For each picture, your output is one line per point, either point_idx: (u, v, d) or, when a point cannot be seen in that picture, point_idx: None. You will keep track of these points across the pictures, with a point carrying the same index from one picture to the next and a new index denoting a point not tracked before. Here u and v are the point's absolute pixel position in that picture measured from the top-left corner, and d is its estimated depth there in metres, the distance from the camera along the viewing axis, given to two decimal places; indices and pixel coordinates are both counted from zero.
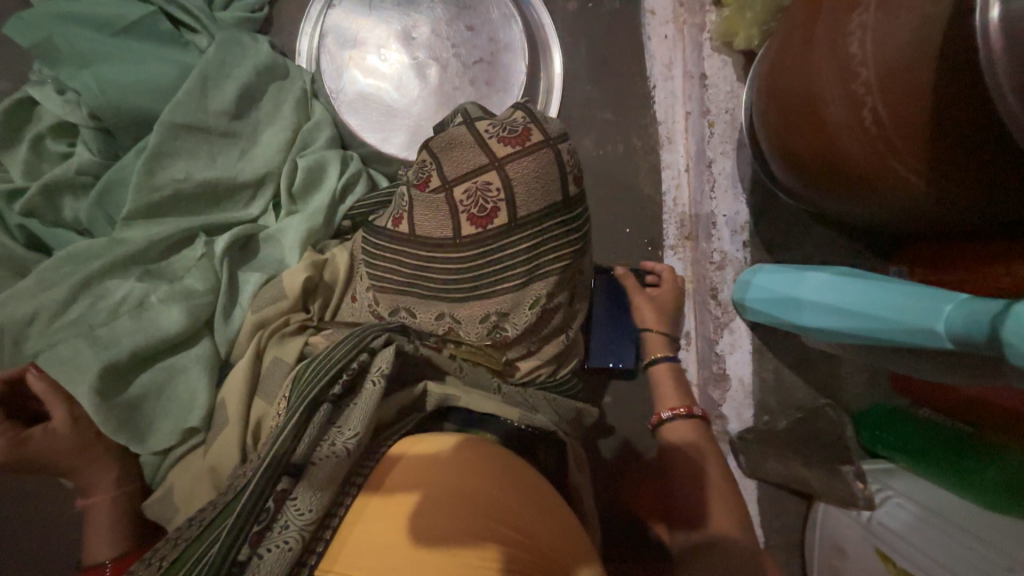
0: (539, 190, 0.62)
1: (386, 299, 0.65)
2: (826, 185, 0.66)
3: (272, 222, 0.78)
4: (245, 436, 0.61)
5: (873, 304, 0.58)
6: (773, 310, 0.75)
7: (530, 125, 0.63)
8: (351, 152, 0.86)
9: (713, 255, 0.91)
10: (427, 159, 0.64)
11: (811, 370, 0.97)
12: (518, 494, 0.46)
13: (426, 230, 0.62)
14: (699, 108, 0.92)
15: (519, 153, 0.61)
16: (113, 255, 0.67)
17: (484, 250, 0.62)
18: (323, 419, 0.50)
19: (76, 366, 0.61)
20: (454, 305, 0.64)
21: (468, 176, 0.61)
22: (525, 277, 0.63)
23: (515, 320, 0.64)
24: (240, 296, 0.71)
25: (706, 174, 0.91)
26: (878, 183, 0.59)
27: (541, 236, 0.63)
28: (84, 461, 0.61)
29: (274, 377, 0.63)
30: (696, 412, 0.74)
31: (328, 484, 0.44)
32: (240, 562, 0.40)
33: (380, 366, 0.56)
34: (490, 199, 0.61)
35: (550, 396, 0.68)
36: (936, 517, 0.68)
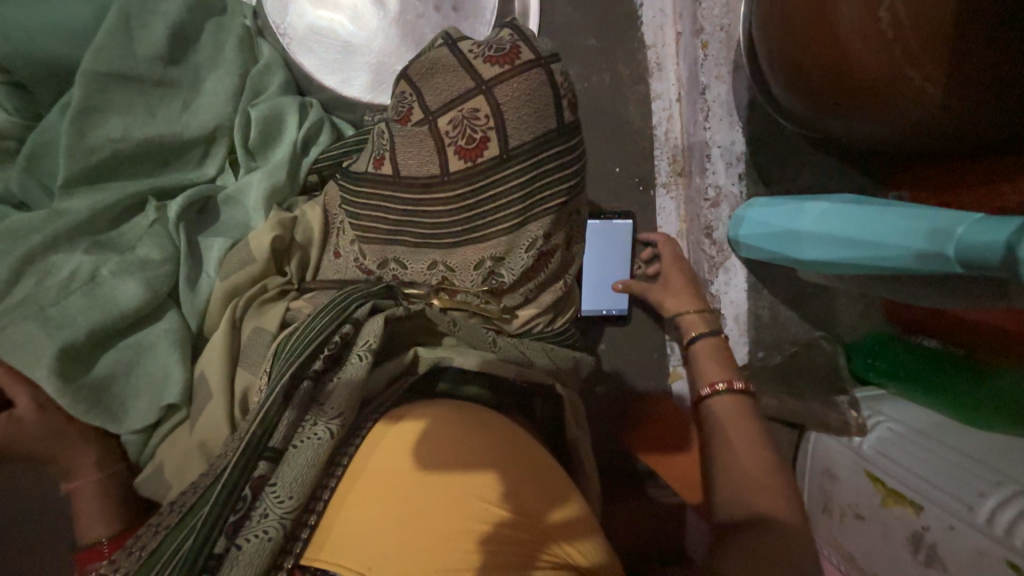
0: (532, 115, 0.54)
1: (373, 251, 0.61)
2: (831, 106, 0.61)
3: (231, 182, 0.72)
4: (230, 411, 0.57)
5: (879, 232, 0.54)
6: (769, 246, 0.72)
7: (518, 43, 0.54)
8: (310, 99, 0.78)
9: (707, 191, 0.85)
10: (407, 89, 0.55)
11: (805, 304, 0.96)
12: (500, 462, 0.46)
13: (410, 169, 0.55)
14: (691, 26, 0.83)
15: (508, 73, 0.53)
16: (53, 228, 0.60)
17: (471, 189, 0.55)
18: (302, 403, 0.48)
19: (31, 350, 0.55)
20: (446, 252, 0.59)
21: (453, 103, 0.53)
22: (520, 217, 0.57)
23: (511, 264, 0.59)
24: (205, 263, 0.67)
25: (700, 102, 0.83)
26: (890, 97, 0.55)
27: (537, 169, 0.56)
28: (61, 444, 0.58)
29: (256, 349, 0.60)
30: (737, 387, 0.66)
31: (310, 470, 0.44)
32: (218, 554, 0.41)
33: (367, 339, 0.52)
34: (478, 127, 0.53)
35: (547, 345, 0.66)
36: (928, 439, 0.71)
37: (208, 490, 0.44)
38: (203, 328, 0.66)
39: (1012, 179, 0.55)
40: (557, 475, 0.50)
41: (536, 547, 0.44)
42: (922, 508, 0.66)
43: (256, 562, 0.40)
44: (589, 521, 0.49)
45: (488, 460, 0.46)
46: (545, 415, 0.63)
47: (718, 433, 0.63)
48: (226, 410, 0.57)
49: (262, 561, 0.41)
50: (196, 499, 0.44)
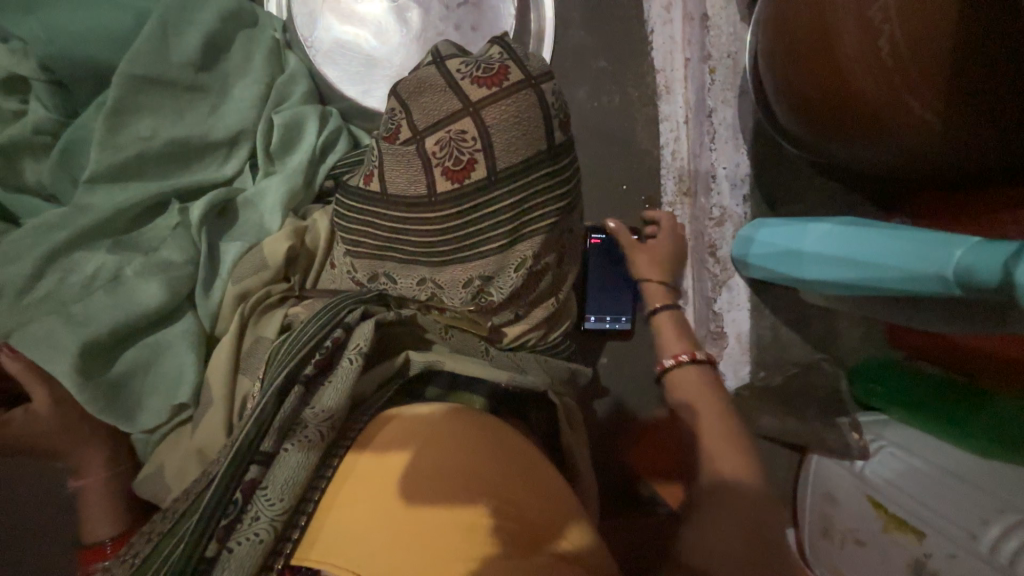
0: (520, 137, 0.55)
1: (363, 264, 0.62)
2: (833, 129, 0.63)
3: (250, 184, 0.73)
4: (229, 413, 0.59)
5: (879, 253, 0.56)
6: (773, 264, 0.73)
7: (507, 62, 0.56)
8: (330, 108, 0.81)
9: (713, 211, 0.87)
10: (397, 106, 0.57)
11: (807, 326, 0.96)
12: (494, 464, 0.46)
13: (398, 188, 0.57)
14: (699, 53, 0.86)
15: (496, 95, 0.54)
16: (78, 226, 0.62)
17: (459, 209, 0.56)
18: (292, 406, 0.49)
19: (55, 345, 0.57)
20: (433, 269, 0.60)
21: (440, 125, 0.55)
22: (510, 238, 0.58)
23: (500, 283, 0.60)
24: (221, 266, 0.67)
25: (706, 124, 0.85)
26: (891, 122, 0.57)
27: (527, 190, 0.57)
28: (70, 441, 0.59)
29: (258, 352, 0.61)
30: (700, 356, 0.66)
31: (299, 474, 0.45)
32: (209, 558, 0.42)
33: (358, 343, 0.53)
34: (465, 150, 0.54)
35: (541, 358, 0.66)
36: (932, 468, 0.70)
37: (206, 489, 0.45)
38: (216, 329, 0.66)
39: (1011, 210, 0.56)
40: (552, 480, 0.49)
41: (535, 552, 0.43)
42: (925, 535, 0.66)
43: (247, 562, 0.42)
44: (585, 523, 0.49)
45: (481, 462, 0.46)
46: (541, 423, 0.64)
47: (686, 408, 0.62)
48: (225, 415, 0.58)
49: (252, 562, 0.42)
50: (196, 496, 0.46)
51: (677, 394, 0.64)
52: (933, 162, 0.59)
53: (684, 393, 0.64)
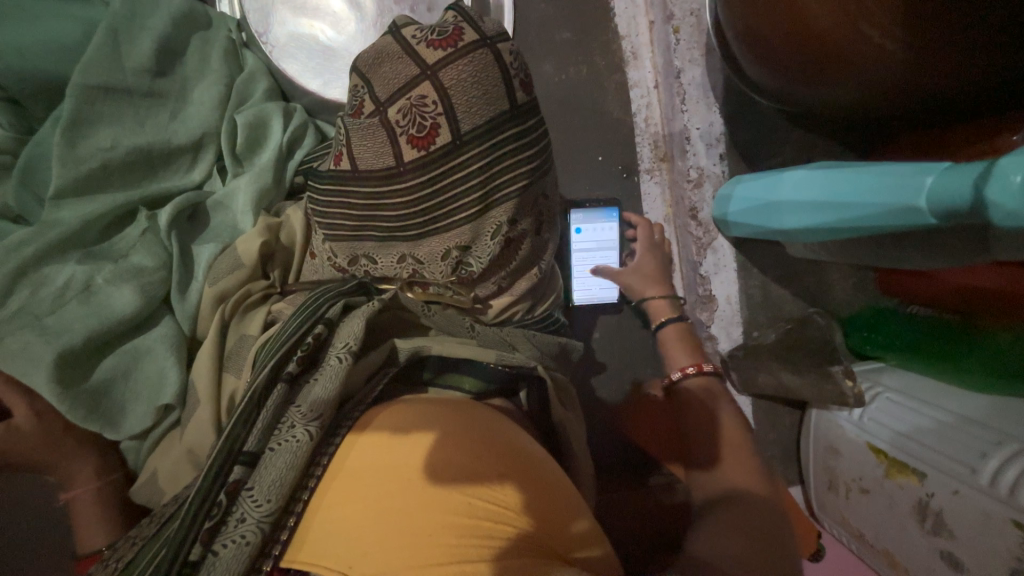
0: (482, 99, 0.53)
1: (343, 248, 0.61)
2: (799, 70, 0.62)
3: (219, 187, 0.74)
4: (218, 414, 0.58)
5: (855, 193, 0.55)
6: (756, 222, 0.73)
7: (462, 24, 0.53)
8: (293, 104, 0.81)
9: (690, 172, 0.86)
10: (359, 83, 0.55)
11: (798, 282, 0.95)
12: (484, 452, 0.45)
13: (366, 163, 0.55)
14: (662, 14, 0.85)
15: (451, 56, 0.51)
16: (45, 240, 0.61)
17: (429, 180, 0.54)
18: (277, 404, 0.48)
19: (31, 359, 0.56)
20: (412, 244, 0.58)
21: (402, 91, 0.52)
22: (482, 203, 0.55)
23: (478, 253, 0.58)
24: (196, 269, 0.68)
25: (676, 86, 0.85)
26: (856, 57, 0.55)
27: (495, 153, 0.54)
28: (58, 455, 0.59)
29: (241, 351, 0.61)
30: (708, 369, 0.72)
31: (289, 472, 0.44)
32: (193, 562, 0.40)
33: (347, 341, 0.52)
34: (428, 115, 0.51)
35: (529, 332, 0.65)
36: (940, 413, 0.69)
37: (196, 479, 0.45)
38: (196, 332, 0.66)
39: (992, 138, 0.56)
40: (546, 468, 0.48)
41: (531, 530, 0.43)
42: (925, 475, 0.65)
43: (233, 566, 0.39)
44: (577, 504, 0.48)
45: (471, 452, 0.44)
46: (532, 401, 0.62)
47: (694, 416, 0.67)
48: (213, 413, 0.58)
49: (238, 565, 0.40)
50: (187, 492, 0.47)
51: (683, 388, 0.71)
52: (912, 92, 0.58)
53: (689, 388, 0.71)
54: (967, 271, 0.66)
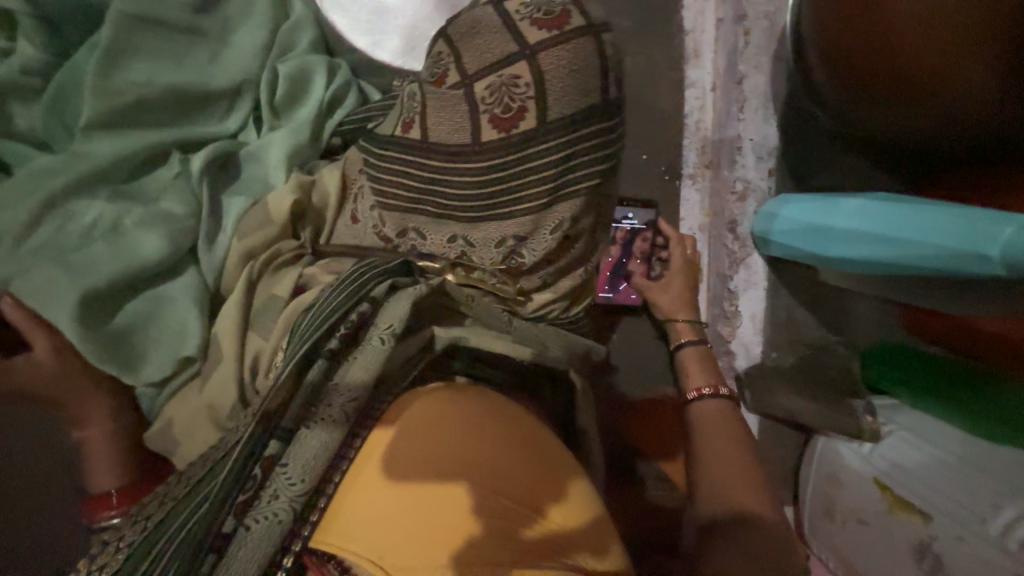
0: (575, 89, 0.52)
1: (392, 219, 0.59)
2: (876, 91, 0.59)
3: (253, 138, 0.71)
4: (241, 373, 0.58)
5: (919, 230, 0.53)
6: (801, 243, 0.71)
7: (570, 6, 0.52)
8: (337, 59, 0.77)
9: (735, 184, 0.85)
10: (444, 50, 0.53)
11: (824, 308, 0.93)
12: (508, 451, 0.47)
13: (440, 135, 0.53)
14: (734, 12, 0.82)
15: (556, 39, 0.51)
16: (76, 173, 0.60)
17: (502, 162, 0.53)
18: (316, 380, 0.47)
19: (56, 294, 0.55)
20: (468, 227, 0.57)
21: (493, 67, 0.51)
22: (550, 198, 0.54)
23: (533, 246, 0.57)
24: (225, 218, 0.66)
25: (736, 92, 0.83)
26: (939, 87, 0.54)
27: (575, 146, 0.53)
28: (75, 393, 0.58)
29: (269, 312, 0.60)
30: (723, 394, 0.71)
31: (323, 454, 0.44)
32: (227, 532, 0.42)
33: (390, 323, 0.50)
34: (517, 96, 0.51)
35: (561, 332, 0.64)
36: (964, 463, 0.67)
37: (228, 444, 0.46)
38: (219, 286, 0.65)
39: None
40: (566, 471, 0.50)
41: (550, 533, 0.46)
42: (929, 518, 0.66)
43: (265, 543, 0.41)
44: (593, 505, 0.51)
45: (496, 451, 0.46)
46: (556, 400, 0.62)
47: (709, 437, 0.66)
48: (237, 372, 0.57)
49: (270, 542, 0.41)
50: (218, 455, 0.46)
51: (698, 416, 0.69)
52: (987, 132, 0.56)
53: (707, 417, 0.69)
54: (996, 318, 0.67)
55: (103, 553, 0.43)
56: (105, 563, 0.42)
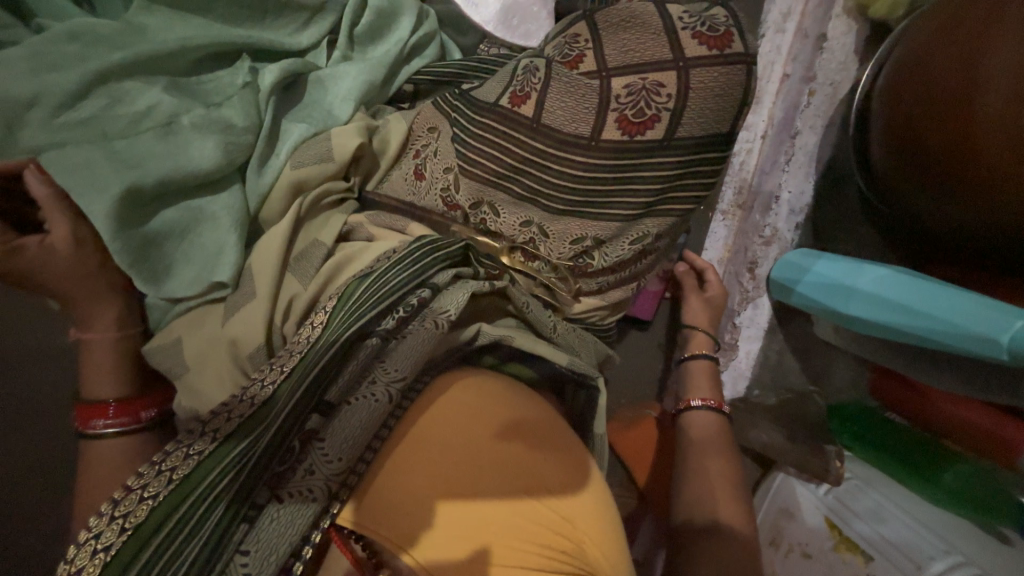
0: (711, 113, 0.56)
1: (470, 189, 0.60)
2: (936, 184, 0.67)
3: (324, 63, 0.67)
4: (273, 314, 0.55)
5: (937, 306, 0.59)
6: (819, 296, 0.77)
7: (732, 28, 0.55)
8: (426, 6, 0.76)
9: (765, 229, 0.93)
10: (584, 33, 0.54)
11: (809, 359, 1.02)
12: (539, 456, 0.50)
13: (556, 119, 0.54)
14: (806, 71, 0.88)
15: (710, 58, 0.54)
16: (137, 51, 0.55)
17: (614, 166, 0.56)
18: (366, 358, 0.49)
19: (93, 179, 0.51)
20: (548, 217, 0.60)
21: (637, 69, 0.53)
22: (643, 211, 0.60)
23: (608, 251, 0.63)
24: (281, 145, 0.62)
25: (788, 144, 0.90)
26: (991, 195, 0.60)
27: (684, 170, 0.59)
28: (84, 288, 0.54)
29: (309, 257, 0.58)
30: (717, 407, 0.75)
31: (360, 436, 0.46)
32: (259, 504, 0.44)
33: (447, 309, 0.52)
34: (654, 104, 0.54)
35: (592, 340, 0.68)
36: (911, 519, 0.77)
37: (263, 407, 0.46)
38: (260, 213, 0.61)
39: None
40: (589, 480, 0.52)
41: (564, 541, 0.48)
42: (870, 559, 0.74)
43: (300, 516, 0.44)
44: (612, 523, 0.52)
45: (528, 456, 0.49)
46: (575, 405, 0.65)
47: (696, 452, 0.69)
48: (269, 314, 0.55)
49: (304, 517, 0.44)
50: (254, 410, 0.46)
51: (692, 427, 0.74)
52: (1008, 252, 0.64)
53: (701, 428, 0.73)
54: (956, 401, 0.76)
55: (127, 500, 0.41)
56: (131, 510, 0.41)
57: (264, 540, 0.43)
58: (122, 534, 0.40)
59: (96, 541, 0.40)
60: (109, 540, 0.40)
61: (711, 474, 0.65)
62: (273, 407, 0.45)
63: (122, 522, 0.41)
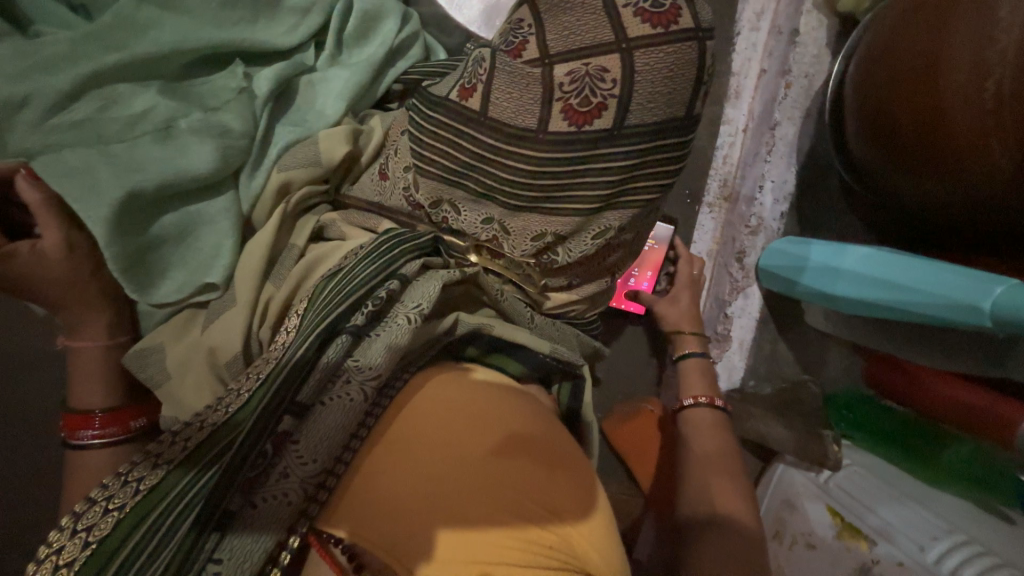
0: (662, 97, 0.55)
1: (427, 188, 0.59)
2: (917, 160, 0.68)
3: (313, 63, 0.69)
4: (251, 317, 0.56)
5: (920, 279, 0.61)
6: (808, 280, 0.79)
7: (679, 3, 0.53)
8: (410, 10, 0.77)
9: (750, 219, 0.95)
10: (526, 17, 0.52)
11: (804, 349, 1.02)
12: (531, 436, 0.49)
13: (503, 112, 0.53)
14: (781, 65, 0.91)
15: (656, 38, 0.52)
16: (132, 55, 0.56)
17: (560, 159, 0.55)
18: (335, 356, 0.48)
19: (92, 183, 0.51)
20: (507, 213, 0.59)
21: (579, 55, 0.52)
22: (602, 203, 0.59)
23: (571, 247, 0.62)
24: (271, 150, 0.63)
25: (767, 136, 0.93)
26: (969, 163, 0.61)
27: (639, 158, 0.57)
28: (76, 294, 0.54)
29: (286, 263, 0.59)
30: (718, 404, 0.75)
31: (335, 435, 0.46)
32: (233, 508, 0.44)
33: (418, 304, 0.52)
34: (599, 92, 0.52)
35: (574, 331, 0.70)
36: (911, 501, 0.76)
37: (235, 415, 0.45)
38: (253, 216, 0.61)
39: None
40: (578, 461, 0.51)
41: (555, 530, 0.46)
42: (875, 544, 0.71)
43: (276, 517, 0.44)
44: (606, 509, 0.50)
45: (522, 456, 0.47)
46: (562, 397, 0.65)
47: (700, 440, 0.71)
48: (247, 321, 0.55)
49: (282, 516, 0.44)
50: (226, 418, 0.45)
51: (693, 422, 0.74)
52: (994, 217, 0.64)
53: (702, 425, 0.73)
54: (942, 379, 0.76)
55: (91, 512, 0.42)
56: (93, 524, 0.41)
57: (238, 547, 0.43)
58: (85, 549, 0.40)
59: (57, 556, 0.40)
60: (72, 554, 0.40)
61: (718, 467, 0.66)
62: (238, 422, 0.45)
63: (85, 536, 0.41)
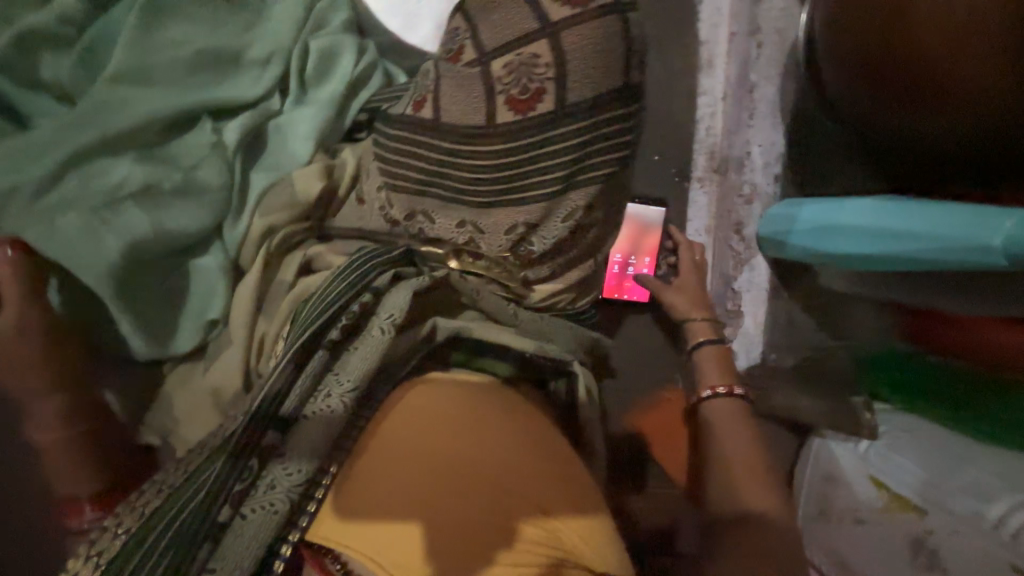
0: (598, 68, 0.55)
1: (400, 202, 0.61)
2: None
3: (280, 107, 0.71)
4: (246, 356, 0.58)
5: (925, 225, 0.56)
6: (806, 240, 0.75)
7: None
8: (366, 41, 0.79)
9: (743, 188, 0.92)
10: (461, 26, 0.56)
11: (824, 314, 0.97)
12: (517, 438, 0.48)
13: (452, 113, 0.56)
14: (748, 26, 0.88)
15: (578, 16, 0.53)
16: (103, 128, 0.59)
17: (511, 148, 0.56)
18: (317, 369, 0.50)
19: (83, 254, 0.55)
20: (476, 211, 0.59)
21: (509, 47, 0.54)
22: (564, 183, 0.58)
23: (544, 233, 0.60)
24: (251, 194, 0.65)
25: (746, 100, 0.89)
26: None
27: (589, 133, 0.57)
28: (78, 359, 0.57)
29: (276, 298, 0.61)
30: (737, 394, 0.67)
31: (319, 449, 0.46)
32: (224, 522, 0.45)
33: (391, 313, 0.52)
34: (535, 78, 0.54)
35: (569, 325, 0.67)
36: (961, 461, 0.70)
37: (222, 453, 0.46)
38: (239, 259, 0.64)
39: None
40: (568, 459, 0.50)
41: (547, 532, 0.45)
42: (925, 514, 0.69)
43: (261, 531, 0.44)
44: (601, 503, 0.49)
45: (508, 462, 0.46)
46: (561, 390, 0.64)
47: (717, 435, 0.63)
48: (244, 356, 0.57)
49: (268, 529, 0.44)
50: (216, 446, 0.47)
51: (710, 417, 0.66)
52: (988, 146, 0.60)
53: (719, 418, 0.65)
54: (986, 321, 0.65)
55: (102, 537, 0.43)
56: (104, 548, 0.43)
57: (228, 557, 0.43)
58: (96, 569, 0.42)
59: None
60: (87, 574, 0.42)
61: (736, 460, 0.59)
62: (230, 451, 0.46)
63: (96, 558, 0.42)
